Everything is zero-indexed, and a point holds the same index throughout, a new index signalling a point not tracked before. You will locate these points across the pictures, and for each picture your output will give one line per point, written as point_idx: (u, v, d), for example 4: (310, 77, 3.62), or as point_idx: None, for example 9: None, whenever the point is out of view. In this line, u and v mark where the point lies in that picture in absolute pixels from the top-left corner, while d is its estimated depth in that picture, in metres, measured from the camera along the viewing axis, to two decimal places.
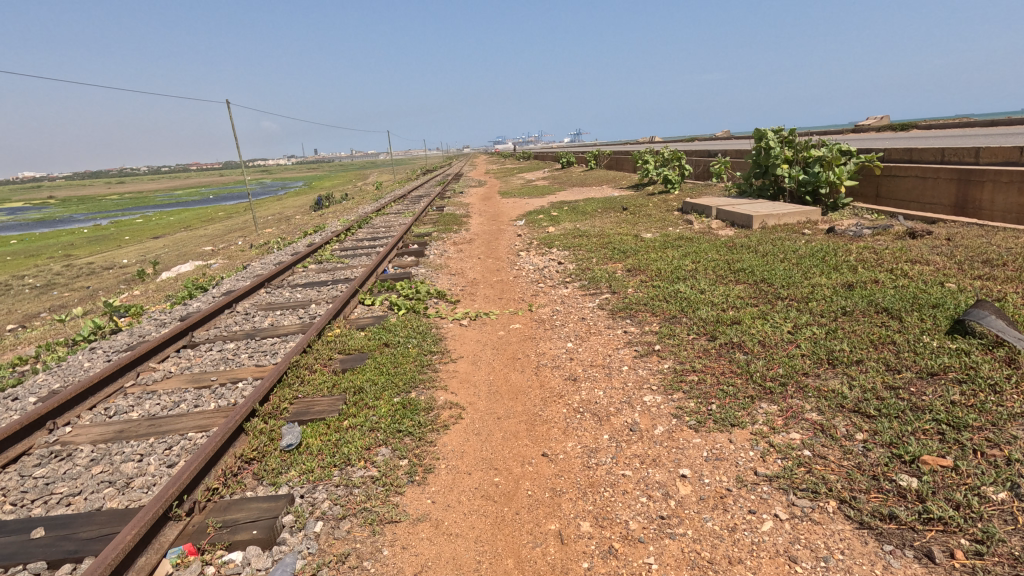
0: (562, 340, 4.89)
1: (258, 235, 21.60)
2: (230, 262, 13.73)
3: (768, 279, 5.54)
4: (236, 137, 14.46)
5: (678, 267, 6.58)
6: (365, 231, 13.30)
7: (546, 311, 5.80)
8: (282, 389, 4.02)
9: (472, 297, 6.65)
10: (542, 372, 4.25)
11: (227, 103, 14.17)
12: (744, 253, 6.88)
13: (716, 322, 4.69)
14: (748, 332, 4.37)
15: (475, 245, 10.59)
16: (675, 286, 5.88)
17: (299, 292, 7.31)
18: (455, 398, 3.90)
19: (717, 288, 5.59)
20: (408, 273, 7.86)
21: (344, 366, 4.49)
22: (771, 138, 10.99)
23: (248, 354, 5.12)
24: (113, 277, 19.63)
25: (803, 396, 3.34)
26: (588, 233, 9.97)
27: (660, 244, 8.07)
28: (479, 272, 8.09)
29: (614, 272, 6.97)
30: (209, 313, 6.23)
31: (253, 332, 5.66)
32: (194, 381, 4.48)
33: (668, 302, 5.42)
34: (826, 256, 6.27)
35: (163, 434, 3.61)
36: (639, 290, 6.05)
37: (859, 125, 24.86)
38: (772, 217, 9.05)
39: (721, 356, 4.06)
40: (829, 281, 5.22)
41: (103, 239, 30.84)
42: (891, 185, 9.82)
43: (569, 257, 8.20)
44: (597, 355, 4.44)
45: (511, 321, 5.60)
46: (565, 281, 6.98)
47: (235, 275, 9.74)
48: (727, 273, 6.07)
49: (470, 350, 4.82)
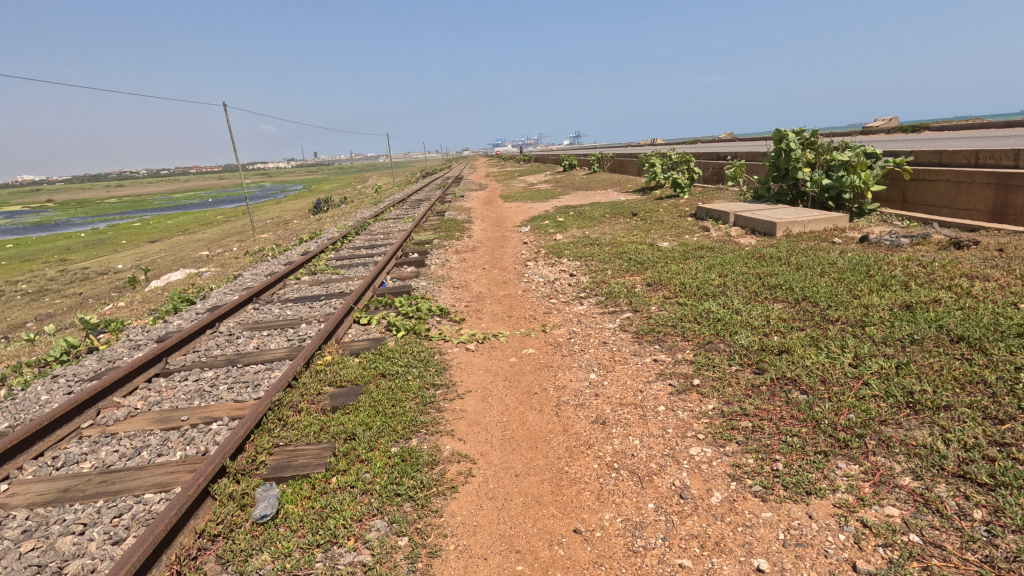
0: (583, 369, 4.30)
1: (256, 241, 21.01)
2: (223, 270, 13.15)
3: (812, 297, 4.95)
4: (233, 141, 13.97)
5: (705, 282, 5.99)
6: (363, 237, 12.73)
7: (561, 333, 5.21)
8: (260, 435, 3.43)
9: (478, 314, 6.07)
10: (564, 412, 3.66)
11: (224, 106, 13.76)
12: (776, 266, 6.29)
13: (761, 351, 4.11)
14: (801, 363, 3.78)
15: (479, 253, 10.00)
16: (704, 304, 5.30)
17: (289, 308, 6.71)
18: (464, 447, 3.31)
19: (753, 307, 4.99)
20: (407, 286, 7.26)
21: (334, 403, 3.89)
22: (791, 140, 10.43)
23: (227, 385, 4.52)
24: (107, 284, 19.07)
25: (888, 453, 2.75)
26: (599, 241, 9.39)
27: (680, 255, 7.48)
28: (485, 285, 7.49)
29: (633, 287, 6.39)
30: (189, 334, 5.63)
31: (235, 358, 5.06)
32: (161, 422, 3.88)
33: (699, 324, 4.83)
34: (869, 270, 5.68)
35: (115, 496, 3.02)
36: (664, 308, 5.46)
37: (868, 126, 24.28)
38: (797, 224, 8.47)
39: (775, 395, 3.47)
40: (882, 301, 4.63)
41: (99, 242, 30.25)
42: (920, 189, 9.25)
43: (582, 269, 7.61)
44: (626, 391, 3.84)
45: (524, 345, 5.01)
46: (579, 296, 6.39)
47: (224, 287, 9.16)
48: (761, 289, 5.47)
49: (479, 382, 4.23)
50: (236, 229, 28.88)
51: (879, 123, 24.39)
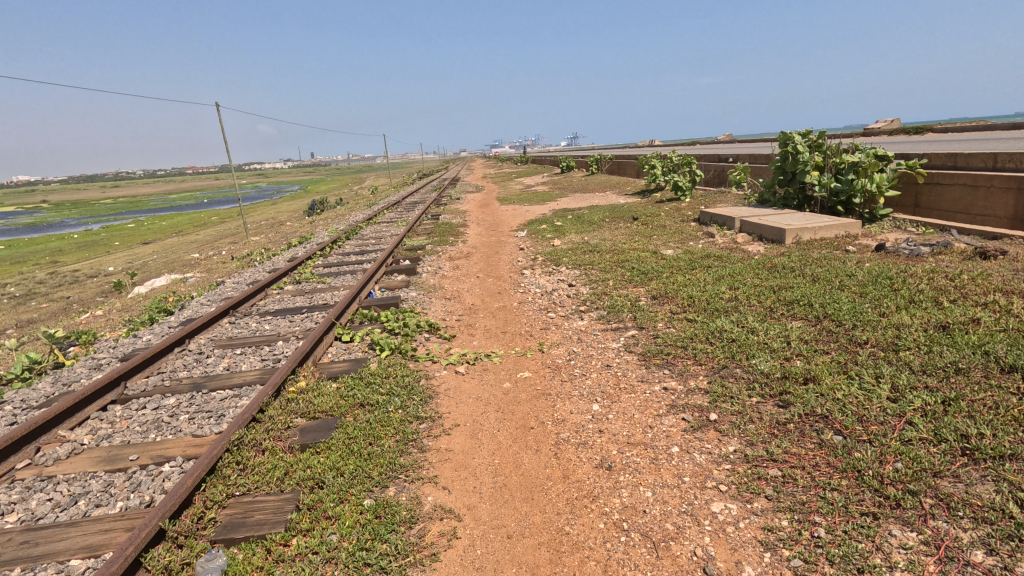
0: (585, 399, 3.86)
1: (247, 245, 20.53)
2: (209, 276, 12.68)
3: (835, 315, 4.52)
4: (223, 142, 13.58)
5: (715, 295, 5.55)
6: (355, 242, 12.28)
7: (560, 354, 4.77)
8: (213, 483, 2.96)
9: (470, 330, 5.62)
10: (563, 453, 3.22)
11: (215, 106, 13.37)
12: (790, 278, 5.86)
13: (783, 379, 3.67)
14: (831, 397, 3.34)
15: (473, 260, 9.55)
16: (716, 321, 4.86)
17: (267, 323, 6.23)
18: (448, 498, 2.87)
19: (770, 326, 4.55)
20: (395, 297, 6.82)
21: (303, 441, 3.44)
22: (798, 142, 10.01)
23: (188, 415, 4.06)
24: (94, 288, 18.54)
25: (950, 517, 2.31)
26: (599, 248, 8.95)
27: (685, 264, 7.04)
28: (479, 296, 7.04)
29: (637, 300, 5.96)
30: (153, 354, 5.16)
31: (201, 382, 4.59)
32: (106, 463, 3.41)
33: (712, 345, 4.39)
34: (893, 283, 5.25)
35: (37, 562, 2.57)
36: (672, 326, 5.02)
37: (870, 127, 23.93)
38: (808, 230, 8.05)
39: (805, 435, 3.03)
40: (914, 320, 4.20)
41: (92, 244, 29.71)
42: (935, 194, 8.85)
43: (581, 278, 7.18)
44: (634, 427, 3.40)
45: (519, 367, 4.57)
46: (579, 310, 5.96)
47: (205, 296, 8.70)
48: (777, 305, 5.03)
49: (469, 413, 3.78)
50: (229, 230, 28.39)
51: (880, 125, 24.08)
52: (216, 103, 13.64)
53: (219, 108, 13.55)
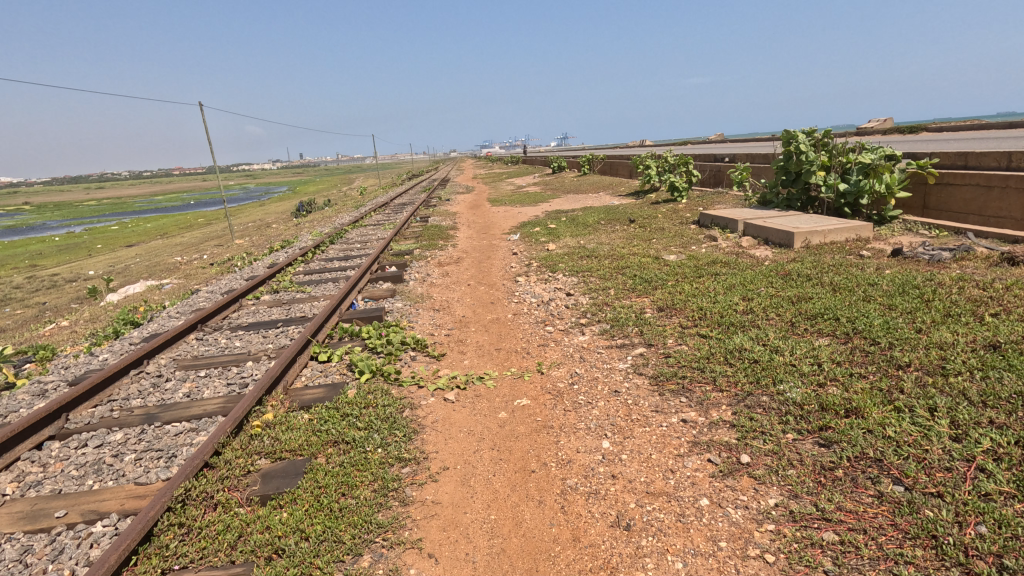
0: (593, 434, 3.37)
1: (231, 248, 19.86)
2: (186, 282, 12.07)
3: (867, 332, 4.06)
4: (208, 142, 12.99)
5: (728, 308, 5.09)
6: (340, 246, 11.74)
7: (561, 376, 4.27)
8: (148, 555, 2.43)
9: (461, 347, 5.12)
10: (572, 506, 2.73)
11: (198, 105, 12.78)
12: (808, 287, 5.41)
13: (821, 411, 3.20)
14: (881, 436, 2.87)
15: (464, 266, 9.03)
16: (733, 339, 4.39)
17: (238, 339, 5.67)
18: (434, 571, 2.36)
19: (796, 345, 4.09)
20: (379, 309, 6.29)
21: (264, 491, 2.91)
22: (803, 141, 9.61)
23: (135, 454, 3.51)
24: (70, 294, 17.74)
25: None
26: (597, 252, 8.47)
27: (691, 271, 6.58)
28: (469, 306, 6.52)
29: (643, 311, 5.49)
30: (105, 378, 4.58)
31: (155, 413, 4.03)
32: (28, 522, 2.88)
33: (732, 367, 3.92)
34: (924, 293, 4.80)
35: None
36: (684, 344, 4.53)
37: (865, 126, 23.66)
38: (817, 234, 7.62)
39: (858, 486, 2.55)
40: (958, 338, 3.74)
41: (72, 247, 28.72)
42: (946, 195, 8.47)
43: (580, 287, 6.70)
44: (653, 472, 2.91)
45: (517, 393, 4.08)
46: (580, 323, 5.48)
47: (177, 306, 8.12)
48: (798, 319, 4.57)
49: (459, 452, 3.27)
50: (214, 233, 27.59)
51: (873, 124, 23.87)
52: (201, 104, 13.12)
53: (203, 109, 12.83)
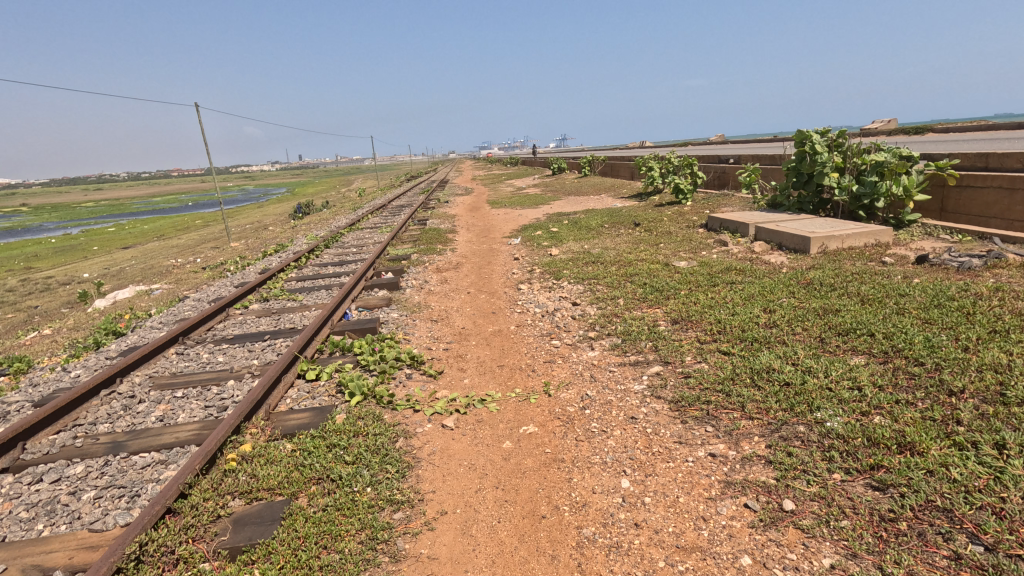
0: (610, 470, 2.99)
1: (226, 251, 19.45)
2: (177, 287, 11.67)
3: (909, 352, 3.67)
4: (206, 144, 12.73)
5: (749, 321, 4.72)
6: (336, 249, 11.36)
7: (571, 399, 3.89)
8: None
9: (461, 364, 4.74)
10: (591, 563, 2.35)
11: (195, 105, 12.50)
12: (833, 297, 5.04)
13: (869, 446, 2.81)
14: (946, 479, 2.48)
15: (463, 272, 8.64)
16: (757, 358, 4.02)
17: (221, 354, 5.27)
18: None
19: (829, 365, 3.72)
20: (373, 319, 5.91)
21: (234, 542, 2.53)
22: (816, 141, 9.23)
23: (94, 492, 3.11)
24: (61, 298, 17.30)
25: None
26: (603, 258, 8.10)
27: (704, 279, 6.20)
28: (470, 317, 6.14)
29: (656, 324, 5.11)
30: (72, 400, 4.19)
31: (123, 441, 3.64)
32: None
33: (762, 392, 3.54)
34: (962, 306, 4.42)
35: None
36: (704, 362, 4.16)
37: (869, 127, 23.31)
38: (835, 239, 7.25)
39: (928, 544, 2.17)
40: (1014, 359, 3.36)
41: (66, 249, 28.26)
42: (966, 198, 8.10)
43: (586, 296, 6.33)
44: (682, 521, 2.53)
45: (522, 418, 3.70)
46: (588, 336, 5.10)
47: (162, 315, 7.73)
48: (828, 335, 4.20)
49: (459, 493, 2.89)
50: (210, 235, 27.17)
51: (877, 125, 23.52)
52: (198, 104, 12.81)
53: (200, 109, 12.52)
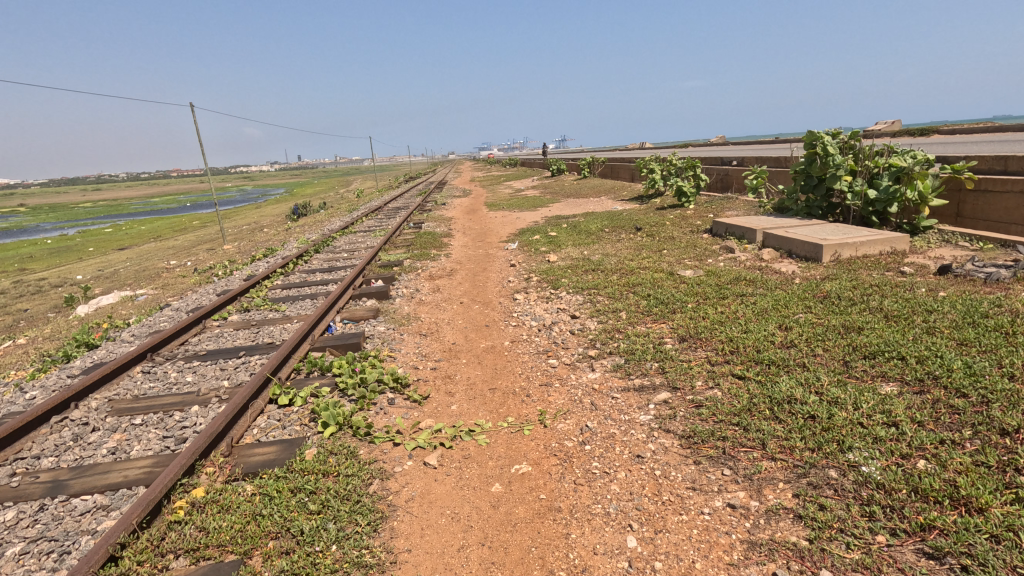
0: (614, 524, 2.59)
1: (219, 254, 19.06)
2: (163, 293, 11.29)
3: (948, 380, 3.27)
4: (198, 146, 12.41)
5: (764, 341, 4.32)
6: (327, 254, 10.98)
7: (569, 431, 3.50)
8: None
9: (449, 387, 4.34)
10: None
11: (188, 105, 12.17)
12: (854, 313, 4.64)
13: (917, 501, 2.41)
14: (1015, 547, 2.08)
15: (456, 280, 8.23)
16: (776, 384, 3.62)
17: (191, 373, 4.87)
18: None
19: (859, 394, 3.32)
20: (357, 334, 5.50)
21: None
22: (828, 142, 8.79)
23: (20, 546, 2.71)
24: (50, 302, 16.90)
25: None
26: (603, 265, 7.70)
27: (712, 290, 5.80)
28: (461, 331, 5.74)
29: (662, 341, 4.71)
30: (16, 429, 3.79)
31: (65, 481, 3.24)
32: None
33: (785, 426, 3.14)
34: (999, 324, 4.02)
35: None
36: (717, 388, 3.76)
37: (874, 128, 22.92)
38: (848, 247, 6.86)
39: None
40: None
41: (60, 250, 27.87)
42: (983, 202, 7.72)
43: (585, 308, 5.93)
44: None
45: (515, 453, 3.30)
46: (587, 355, 4.70)
47: (139, 325, 7.33)
48: (853, 357, 3.80)
49: (438, 553, 2.49)
50: (205, 236, 26.75)
51: (882, 125, 23.11)
52: (191, 105, 12.46)
53: (192, 108, 12.17)
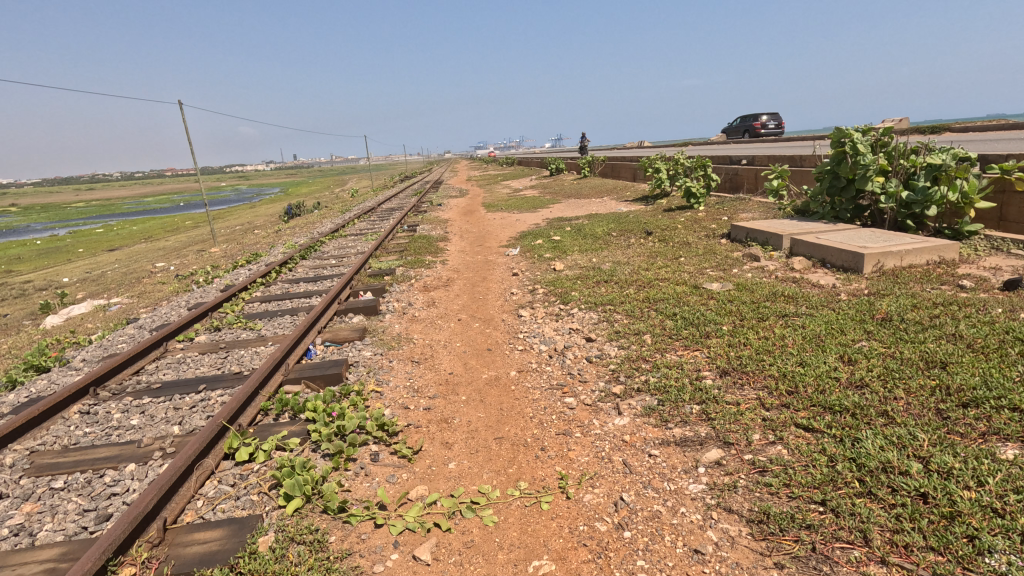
0: None
1: (206, 257, 18.23)
2: (139, 303, 10.46)
3: None
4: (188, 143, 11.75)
5: (828, 378, 3.55)
6: (313, 261, 10.17)
7: (601, 506, 2.74)
8: None
9: (445, 435, 3.56)
10: None
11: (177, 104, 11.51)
12: (927, 341, 3.88)
13: None
14: None
15: (453, 291, 7.46)
16: (861, 442, 2.85)
17: (136, 415, 4.06)
18: None
19: (983, 462, 2.53)
20: (338, 361, 4.71)
21: None
22: (858, 139, 7.99)
23: None
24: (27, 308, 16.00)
25: None
26: (616, 275, 6.97)
27: (747, 309, 5.06)
28: (459, 357, 4.96)
29: (698, 375, 3.95)
30: None
31: None
32: None
33: (891, 510, 2.38)
34: None
35: None
36: (781, 445, 3.00)
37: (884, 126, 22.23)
38: (893, 255, 6.11)
39: None
40: None
41: (50, 250, 27.16)
42: None
43: (601, 328, 5.18)
44: None
45: (530, 541, 2.54)
46: (610, 391, 3.93)
47: (98, 345, 6.52)
48: (952, 406, 3.03)
49: None
50: (195, 238, 25.90)
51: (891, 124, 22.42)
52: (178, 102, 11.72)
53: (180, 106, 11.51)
